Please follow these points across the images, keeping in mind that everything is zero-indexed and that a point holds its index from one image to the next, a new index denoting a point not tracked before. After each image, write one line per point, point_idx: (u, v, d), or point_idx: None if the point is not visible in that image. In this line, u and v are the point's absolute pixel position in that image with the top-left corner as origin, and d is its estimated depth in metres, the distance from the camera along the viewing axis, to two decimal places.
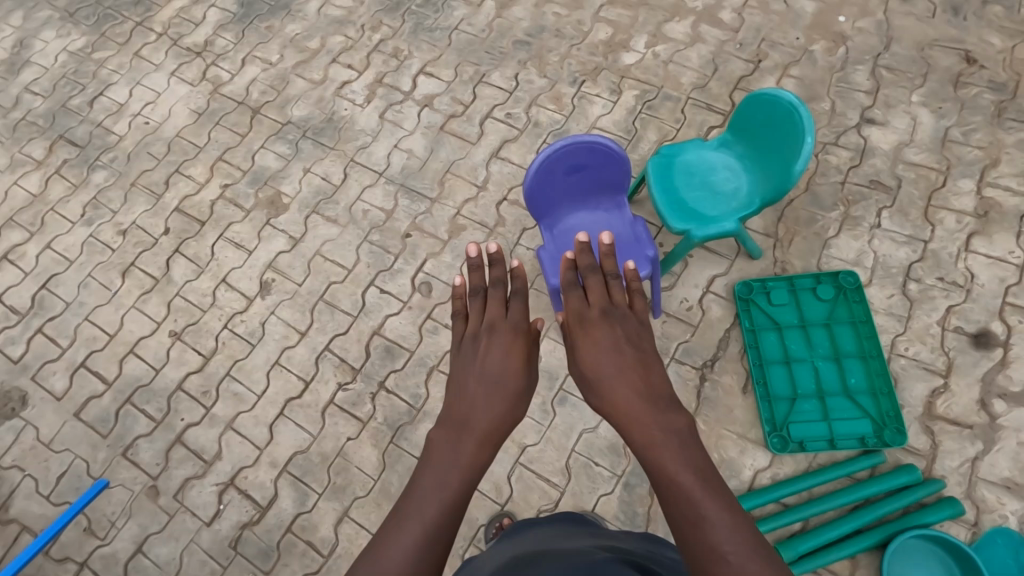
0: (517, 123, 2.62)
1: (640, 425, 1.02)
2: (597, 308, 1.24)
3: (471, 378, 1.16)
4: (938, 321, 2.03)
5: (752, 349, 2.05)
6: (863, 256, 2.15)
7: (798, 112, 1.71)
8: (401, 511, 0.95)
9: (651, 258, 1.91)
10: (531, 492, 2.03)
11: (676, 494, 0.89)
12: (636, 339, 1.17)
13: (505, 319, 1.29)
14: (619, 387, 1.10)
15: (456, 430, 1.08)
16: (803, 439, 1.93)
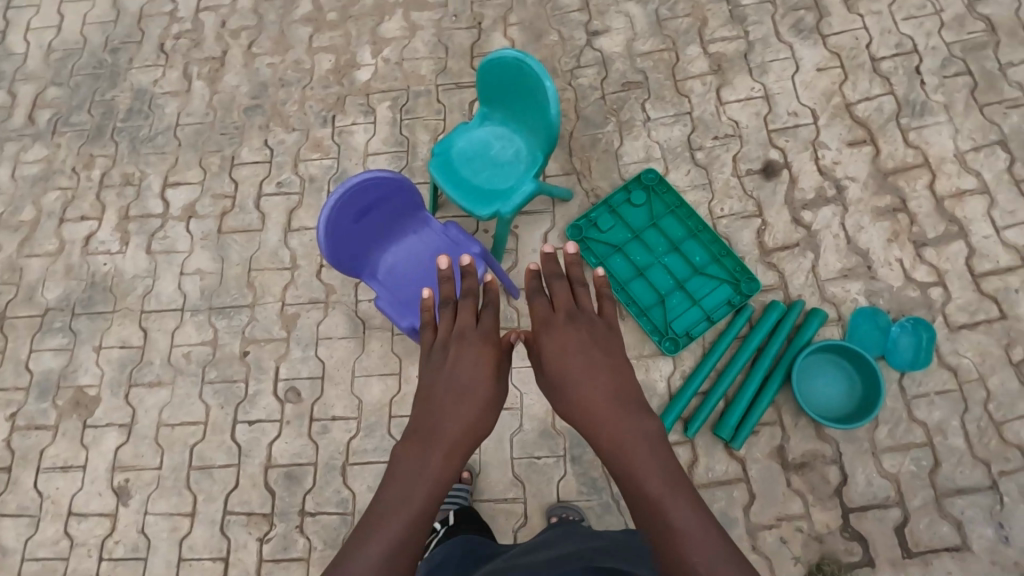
0: (291, 188, 2.44)
1: (608, 433, 1.16)
2: (563, 317, 1.35)
3: (445, 387, 1.28)
4: (732, 174, 2.24)
5: (609, 278, 2.13)
6: (651, 151, 2.30)
7: (528, 64, 1.75)
8: (378, 517, 1.09)
9: (480, 255, 1.89)
10: (498, 520, 1.98)
11: (645, 499, 1.05)
12: (603, 347, 1.29)
13: (477, 329, 1.39)
14: (589, 396, 1.22)
15: (429, 439, 1.21)
16: (687, 329, 2.05)
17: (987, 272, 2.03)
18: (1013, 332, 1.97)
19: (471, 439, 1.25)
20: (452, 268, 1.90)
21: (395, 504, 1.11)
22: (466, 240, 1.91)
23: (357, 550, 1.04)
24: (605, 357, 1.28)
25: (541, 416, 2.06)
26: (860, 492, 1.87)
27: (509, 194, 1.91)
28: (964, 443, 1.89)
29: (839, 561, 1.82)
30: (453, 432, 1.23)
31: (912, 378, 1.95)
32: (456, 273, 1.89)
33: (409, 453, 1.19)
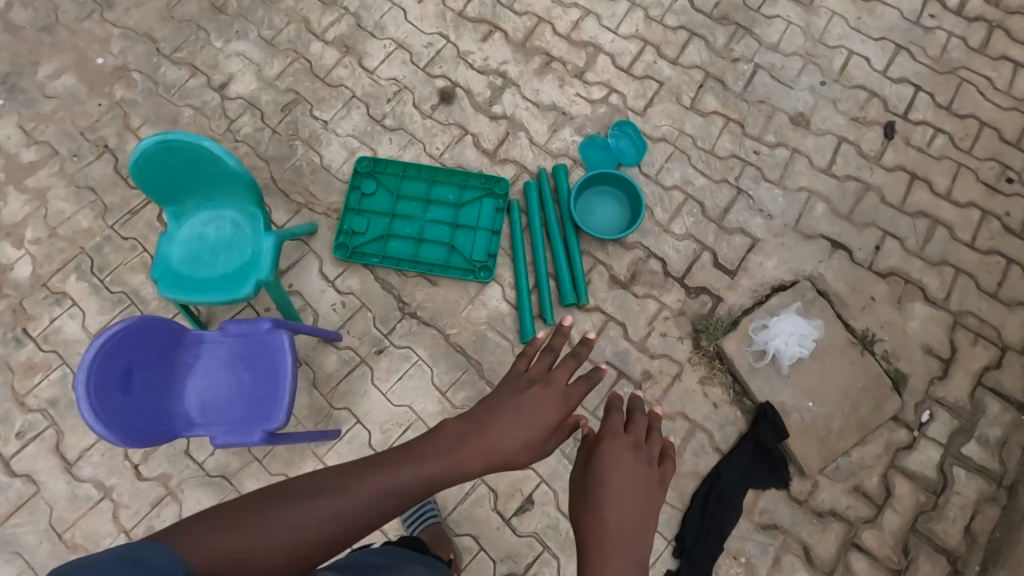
0: (38, 427, 2.02)
1: (604, 521, 1.06)
2: (628, 438, 1.18)
3: (511, 410, 1.25)
4: (423, 118, 2.39)
5: (400, 263, 2.19)
6: (350, 145, 2.35)
7: (176, 139, 1.66)
8: (372, 467, 1.17)
9: (273, 327, 1.75)
10: (476, 513, 1.97)
11: (583, 553, 1.04)
12: (646, 487, 1.12)
13: (554, 387, 1.29)
14: (606, 498, 1.09)
15: (472, 435, 1.22)
16: (486, 251, 2.20)
17: (630, 63, 2.48)
18: (674, 90, 2.45)
19: (503, 459, 1.22)
20: (260, 359, 1.74)
21: (413, 463, 1.19)
22: (250, 325, 1.75)
23: (324, 488, 1.13)
24: (645, 474, 1.14)
25: (439, 408, 2.05)
26: (678, 261, 2.23)
27: (256, 261, 1.82)
28: (706, 179, 2.33)
29: (703, 315, 2.16)
30: (487, 441, 1.21)
31: (647, 165, 2.35)
32: (266, 360, 1.74)
33: (443, 432, 1.23)
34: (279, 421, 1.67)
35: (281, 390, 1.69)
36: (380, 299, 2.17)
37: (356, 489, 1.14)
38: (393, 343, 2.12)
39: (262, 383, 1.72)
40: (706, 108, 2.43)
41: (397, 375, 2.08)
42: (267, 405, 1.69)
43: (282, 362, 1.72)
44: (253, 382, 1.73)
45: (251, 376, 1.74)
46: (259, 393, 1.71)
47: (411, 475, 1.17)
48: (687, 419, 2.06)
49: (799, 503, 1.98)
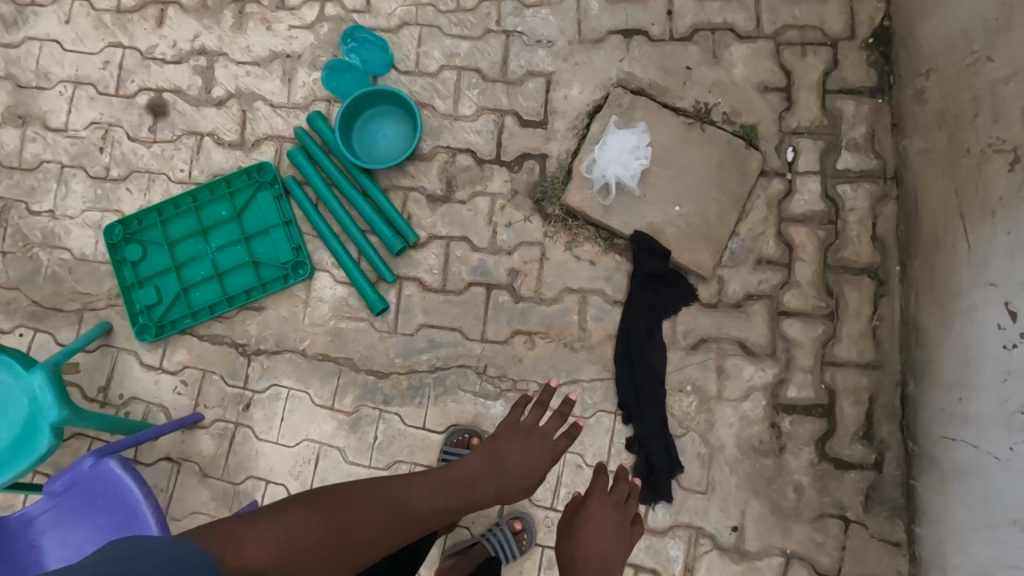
0: None
1: (582, 565, 1.43)
2: (620, 489, 1.58)
3: (518, 454, 1.55)
4: (148, 147, 2.02)
5: (215, 309, 1.92)
6: (91, 220, 1.99)
7: None
8: (424, 483, 1.39)
9: (94, 463, 1.52)
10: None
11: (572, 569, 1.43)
12: (623, 521, 1.52)
13: (553, 434, 1.60)
14: (586, 540, 1.46)
15: (493, 468, 1.51)
16: (291, 247, 1.93)
17: None
18: None
19: (505, 487, 1.51)
20: (103, 501, 1.52)
21: (440, 484, 1.41)
22: (71, 474, 1.53)
23: (382, 497, 1.30)
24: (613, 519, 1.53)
25: (336, 423, 1.87)
26: (485, 143, 1.97)
27: (38, 399, 1.58)
28: (468, 42, 2.03)
29: (537, 182, 1.94)
30: (505, 475, 1.52)
31: (403, 61, 2.02)
32: (110, 498, 1.52)
33: (476, 468, 1.50)
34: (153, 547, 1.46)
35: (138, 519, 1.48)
36: (218, 357, 1.92)
37: (410, 499, 1.35)
38: (255, 390, 1.90)
39: (119, 521, 1.51)
40: None
41: (279, 417, 1.89)
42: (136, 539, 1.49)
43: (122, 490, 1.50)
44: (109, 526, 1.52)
45: (106, 520, 1.52)
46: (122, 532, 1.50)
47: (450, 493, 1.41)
48: (573, 291, 1.90)
49: (715, 307, 1.87)
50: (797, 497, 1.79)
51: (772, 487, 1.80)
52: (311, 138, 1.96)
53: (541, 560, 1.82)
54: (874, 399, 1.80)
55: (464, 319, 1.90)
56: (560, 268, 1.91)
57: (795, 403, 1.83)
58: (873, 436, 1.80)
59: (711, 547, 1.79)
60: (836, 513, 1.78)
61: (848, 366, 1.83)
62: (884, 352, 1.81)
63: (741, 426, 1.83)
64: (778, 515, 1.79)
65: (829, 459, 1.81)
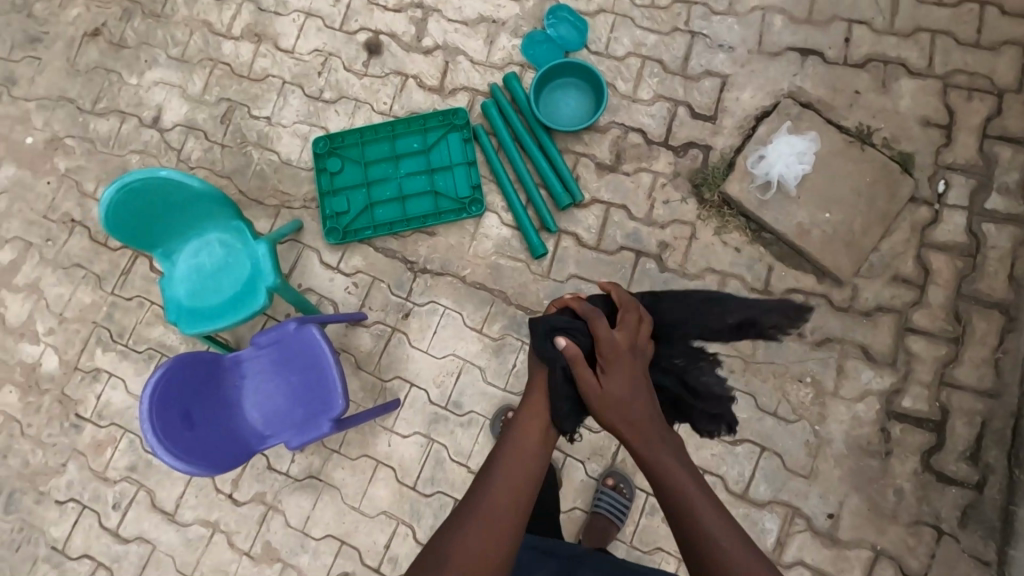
0: (129, 493, 2.11)
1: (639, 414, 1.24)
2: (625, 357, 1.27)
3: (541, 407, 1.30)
4: (358, 79, 2.30)
5: (393, 227, 2.17)
6: (300, 132, 2.29)
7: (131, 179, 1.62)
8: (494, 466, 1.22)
9: (300, 325, 1.77)
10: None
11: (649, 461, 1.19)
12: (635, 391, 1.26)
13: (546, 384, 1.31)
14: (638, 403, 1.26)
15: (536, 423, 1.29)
16: (470, 185, 2.17)
17: None
18: None
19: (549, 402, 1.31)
20: (298, 358, 1.78)
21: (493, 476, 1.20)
22: (274, 332, 1.77)
23: (465, 508, 1.17)
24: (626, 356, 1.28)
25: (481, 345, 2.09)
26: (656, 126, 2.17)
27: (257, 271, 1.83)
28: (656, 35, 2.24)
29: (698, 169, 2.13)
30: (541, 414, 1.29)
31: (594, 43, 2.25)
32: (306, 356, 1.77)
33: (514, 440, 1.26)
34: (342, 405, 1.72)
35: (331, 377, 1.74)
36: (388, 268, 2.17)
37: (486, 494, 1.17)
38: (414, 303, 2.14)
39: (311, 378, 1.76)
40: None
41: (432, 330, 2.11)
42: (325, 395, 1.74)
43: (322, 353, 1.75)
44: (302, 381, 1.77)
45: (298, 375, 1.77)
46: (312, 386, 1.76)
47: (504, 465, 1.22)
48: (715, 272, 2.07)
49: (845, 311, 2.01)
50: (896, 499, 1.91)
51: (873, 485, 1.92)
52: (504, 97, 2.21)
53: (643, 506, 1.98)
54: (986, 424, 1.91)
55: (611, 277, 2.09)
56: (707, 248, 2.08)
57: (908, 413, 1.95)
58: (980, 457, 1.90)
59: (804, 527, 1.92)
60: (932, 522, 1.89)
61: (965, 389, 1.94)
62: (1003, 382, 1.92)
63: (851, 423, 1.96)
64: (874, 512, 1.91)
65: (932, 470, 1.91)
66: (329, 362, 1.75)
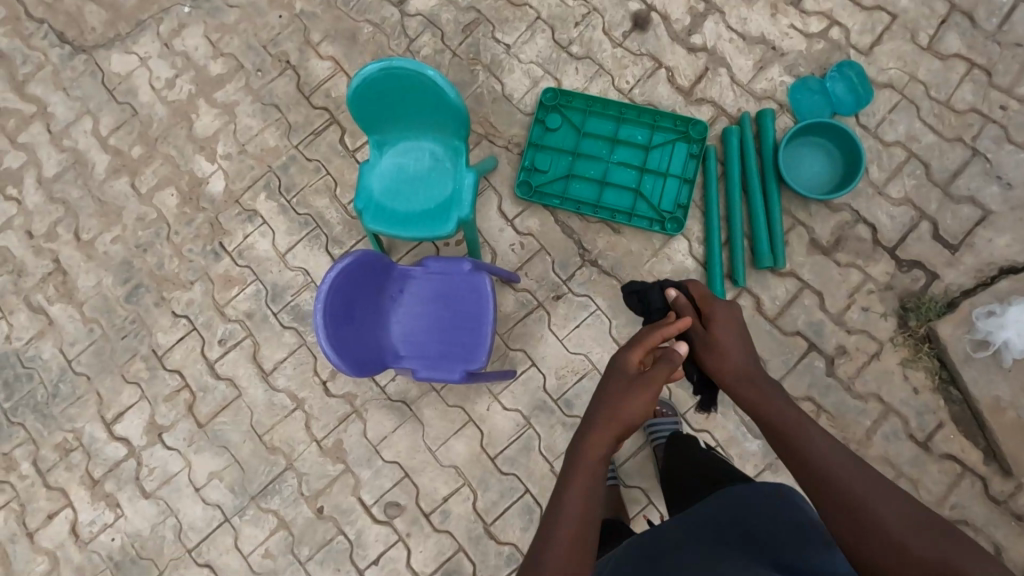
0: (235, 337, 2.15)
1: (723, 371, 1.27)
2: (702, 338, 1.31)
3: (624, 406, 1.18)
4: (612, 46, 2.17)
5: (582, 207, 2.07)
6: (533, 74, 2.18)
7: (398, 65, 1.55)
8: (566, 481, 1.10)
9: (472, 270, 1.74)
10: (648, 468, 1.97)
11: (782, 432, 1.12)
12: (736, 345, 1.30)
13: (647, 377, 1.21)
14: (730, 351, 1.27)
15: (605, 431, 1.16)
16: (675, 202, 2.04)
17: None
18: (906, 29, 2.09)
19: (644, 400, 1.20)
20: (457, 298, 1.75)
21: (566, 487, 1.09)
22: (445, 264, 1.75)
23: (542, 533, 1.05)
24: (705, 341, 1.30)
25: None
26: (892, 229, 1.99)
27: (455, 199, 1.78)
28: (936, 136, 2.03)
29: (914, 292, 1.95)
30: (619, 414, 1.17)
31: (868, 116, 2.05)
32: (465, 300, 1.75)
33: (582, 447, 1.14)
34: (481, 362, 1.70)
35: (481, 331, 1.72)
36: (559, 244, 2.09)
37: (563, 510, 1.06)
38: (569, 290, 2.07)
39: (463, 323, 1.73)
40: (947, 55, 2.06)
41: (575, 323, 2.04)
42: (468, 344, 1.72)
43: (483, 305, 1.73)
44: (451, 320, 1.74)
45: (449, 313, 1.74)
46: (459, 330, 1.73)
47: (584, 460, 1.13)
48: (881, 401, 1.92)
49: (997, 503, 1.85)
50: None
51: None
52: (750, 130, 2.05)
53: None
54: None
55: (774, 357, 1.96)
56: (886, 375, 1.93)
57: None
58: None
59: None
60: None
61: None
62: None
63: None
64: None
65: None
66: (487, 317, 1.72)
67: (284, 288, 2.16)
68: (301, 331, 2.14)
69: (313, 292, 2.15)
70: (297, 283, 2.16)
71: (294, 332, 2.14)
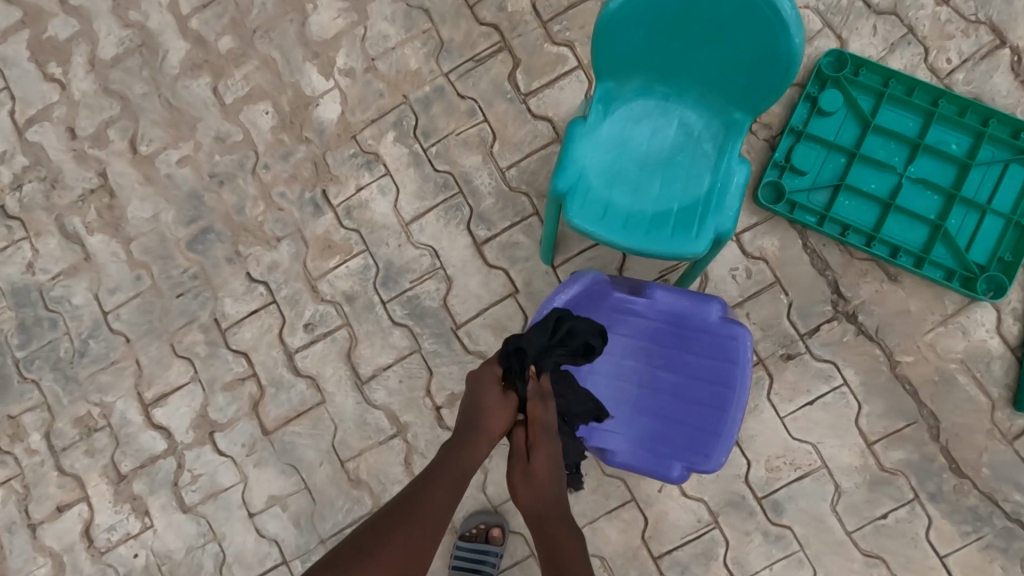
0: (325, 323, 1.59)
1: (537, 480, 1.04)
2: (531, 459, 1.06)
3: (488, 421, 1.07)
4: (936, 4, 1.46)
5: (847, 234, 1.42)
6: (807, 24, 1.49)
7: None
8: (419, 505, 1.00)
9: (720, 320, 1.16)
10: None
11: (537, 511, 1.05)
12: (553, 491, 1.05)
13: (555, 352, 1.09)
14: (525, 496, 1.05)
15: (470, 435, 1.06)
16: (992, 253, 1.39)
17: None
18: None
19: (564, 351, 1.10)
20: (686, 359, 1.21)
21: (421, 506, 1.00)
22: (677, 302, 1.18)
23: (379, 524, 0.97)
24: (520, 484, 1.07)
25: (858, 462, 1.40)
26: None
27: (707, 201, 1.15)
28: None
29: None
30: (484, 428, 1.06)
31: None
32: (697, 363, 1.21)
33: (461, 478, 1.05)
34: (709, 462, 1.17)
35: (718, 417, 1.17)
36: (804, 281, 1.45)
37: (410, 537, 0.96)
38: (807, 349, 1.44)
39: (689, 397, 1.20)
40: None
41: (808, 398, 1.43)
42: (695, 431, 1.19)
43: (727, 378, 1.17)
44: (672, 388, 1.22)
45: (671, 376, 1.22)
46: (683, 405, 1.21)
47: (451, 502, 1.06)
48: None
49: None
50: None
51: None
52: None
53: None
54: None
55: None
56: None
57: None
58: None
59: None
60: None
61: None
62: None
63: None
64: None
65: None
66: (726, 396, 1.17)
67: (400, 269, 1.57)
68: (415, 333, 1.56)
69: (438, 282, 1.56)
70: (420, 267, 1.57)
71: (407, 332, 1.57)
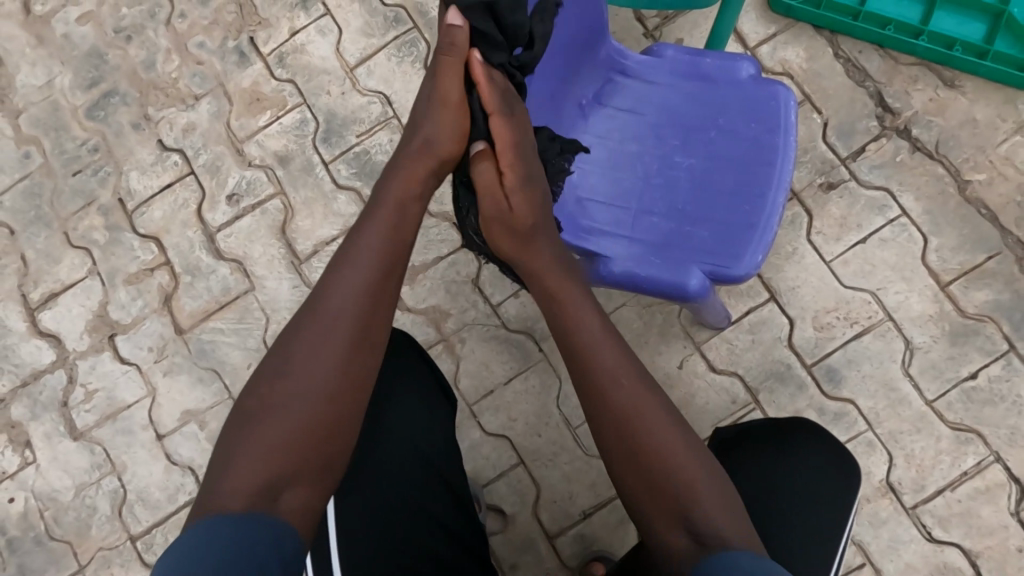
0: (253, 193, 1.28)
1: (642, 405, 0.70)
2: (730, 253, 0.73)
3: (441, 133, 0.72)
4: None
5: (889, 30, 1.16)
6: None
7: None
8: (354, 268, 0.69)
9: (752, 79, 0.87)
10: (980, 514, 1.05)
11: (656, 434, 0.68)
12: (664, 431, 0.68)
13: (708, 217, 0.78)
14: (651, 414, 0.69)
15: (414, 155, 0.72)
16: None
17: None
18: None
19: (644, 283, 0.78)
20: (705, 132, 0.87)
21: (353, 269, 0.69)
22: (692, 60, 0.89)
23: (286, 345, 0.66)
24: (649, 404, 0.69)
25: (931, 307, 1.10)
26: None
27: None
28: None
29: None
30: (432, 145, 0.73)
31: None
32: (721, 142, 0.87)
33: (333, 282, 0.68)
34: (740, 263, 0.83)
35: (753, 203, 0.85)
36: (840, 95, 1.17)
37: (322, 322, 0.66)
38: (852, 173, 1.14)
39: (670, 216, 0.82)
40: None
41: (859, 234, 1.13)
42: (723, 227, 0.85)
43: (761, 154, 0.86)
44: (686, 175, 0.87)
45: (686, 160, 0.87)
46: (705, 198, 0.86)
47: (355, 296, 0.67)
48: None
49: None
50: None
51: None
52: None
53: None
54: None
55: None
56: None
57: None
58: None
59: None
60: None
61: None
62: None
63: None
64: None
65: None
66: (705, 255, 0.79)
67: (345, 121, 1.28)
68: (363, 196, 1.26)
69: (392, 134, 1.27)
70: (368, 117, 1.28)
71: (354, 196, 1.26)
